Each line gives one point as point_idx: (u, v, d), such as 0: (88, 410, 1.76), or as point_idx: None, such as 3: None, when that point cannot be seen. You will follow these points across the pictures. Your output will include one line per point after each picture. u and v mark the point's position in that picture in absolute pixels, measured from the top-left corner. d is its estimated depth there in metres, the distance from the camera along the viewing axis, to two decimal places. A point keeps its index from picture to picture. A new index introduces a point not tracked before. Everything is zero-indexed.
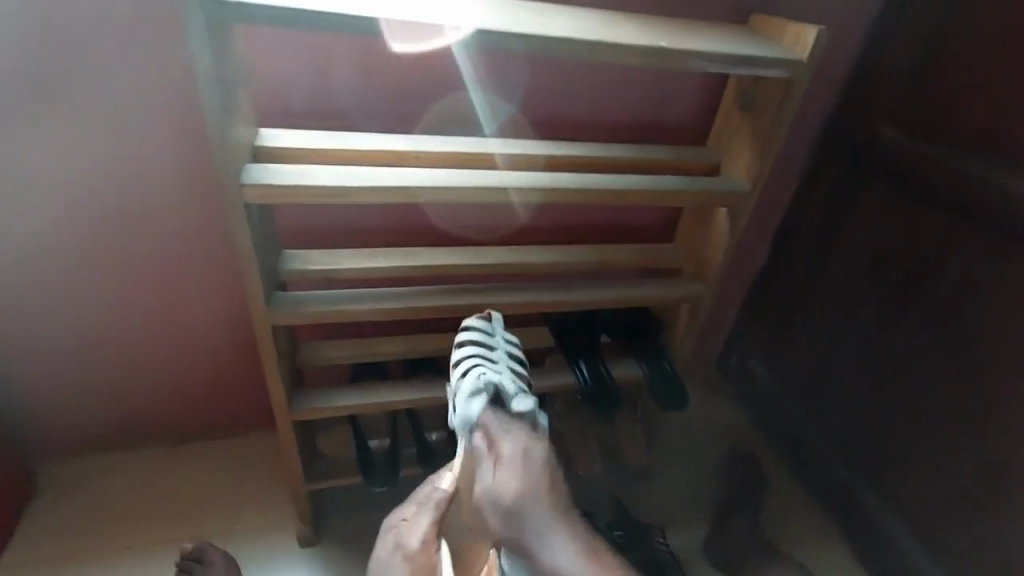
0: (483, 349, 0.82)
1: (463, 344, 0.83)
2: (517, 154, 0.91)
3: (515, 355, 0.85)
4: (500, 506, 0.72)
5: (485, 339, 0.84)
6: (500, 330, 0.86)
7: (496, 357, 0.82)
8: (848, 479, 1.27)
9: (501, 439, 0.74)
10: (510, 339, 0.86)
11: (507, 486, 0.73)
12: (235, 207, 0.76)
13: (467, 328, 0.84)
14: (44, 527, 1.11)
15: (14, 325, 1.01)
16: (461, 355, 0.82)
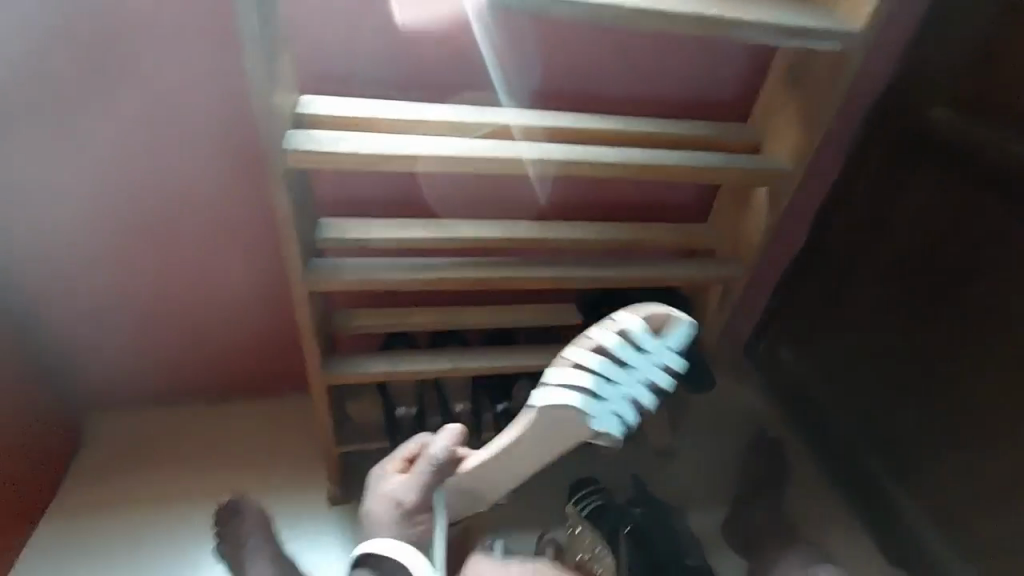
0: (613, 363, 0.77)
1: (620, 338, 0.77)
2: (553, 126, 0.91)
3: (641, 393, 0.79)
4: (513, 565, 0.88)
5: (627, 358, 0.77)
6: (655, 355, 0.78)
7: (619, 381, 0.78)
8: (876, 470, 1.25)
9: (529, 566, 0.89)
10: (665, 365, 0.80)
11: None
12: (276, 172, 0.78)
13: (624, 331, 0.77)
14: (94, 474, 1.19)
15: (66, 283, 1.06)
16: (586, 350, 0.78)
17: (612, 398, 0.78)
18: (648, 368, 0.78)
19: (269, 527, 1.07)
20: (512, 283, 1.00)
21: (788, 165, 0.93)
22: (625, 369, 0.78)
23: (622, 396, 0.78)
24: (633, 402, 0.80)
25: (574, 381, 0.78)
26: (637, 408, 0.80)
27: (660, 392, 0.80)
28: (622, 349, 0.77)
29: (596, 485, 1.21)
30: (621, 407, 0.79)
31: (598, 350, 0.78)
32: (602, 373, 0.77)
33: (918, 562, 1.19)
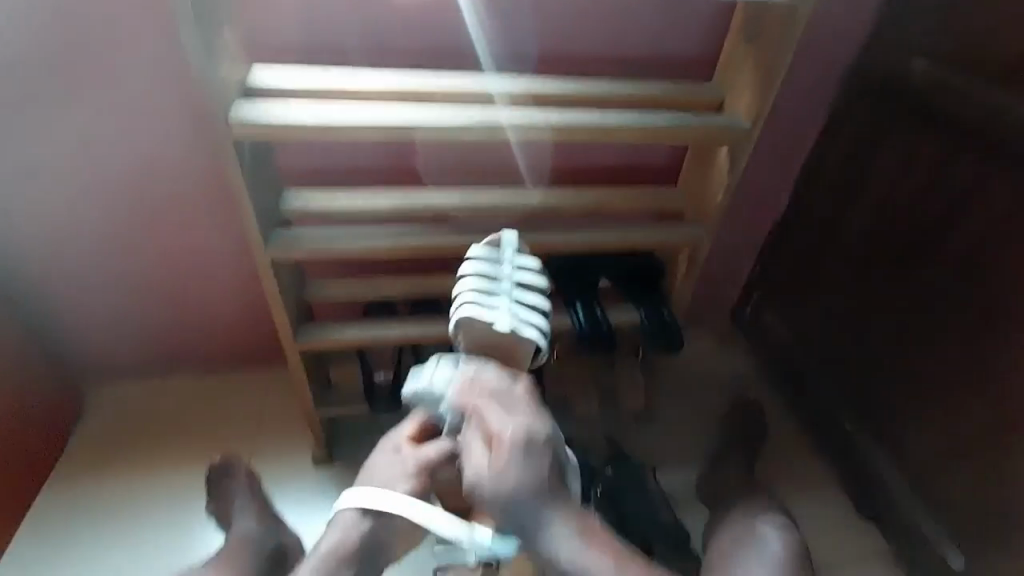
0: (482, 286, 0.73)
1: (468, 274, 0.74)
2: (506, 91, 0.90)
3: (523, 294, 0.75)
4: (499, 486, 0.67)
5: (491, 270, 0.75)
6: (509, 260, 0.76)
7: (496, 293, 0.74)
8: (850, 430, 1.27)
9: (501, 426, 0.68)
10: (523, 265, 0.77)
11: (502, 473, 0.67)
12: (226, 146, 0.80)
13: (472, 259, 0.75)
14: (94, 439, 1.26)
15: (50, 259, 1.10)
16: (459, 287, 0.75)
17: (502, 305, 0.73)
18: (510, 267, 0.76)
19: (254, 485, 1.12)
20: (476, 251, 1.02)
21: (744, 123, 0.92)
22: (498, 283, 0.75)
23: (509, 298, 0.74)
24: (527, 309, 0.75)
25: (462, 317, 0.72)
26: (529, 308, 0.75)
27: (538, 287, 0.77)
28: (482, 266, 0.75)
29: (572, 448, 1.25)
30: (519, 311, 0.74)
31: (467, 282, 0.74)
32: (479, 296, 0.73)
33: (887, 518, 1.21)
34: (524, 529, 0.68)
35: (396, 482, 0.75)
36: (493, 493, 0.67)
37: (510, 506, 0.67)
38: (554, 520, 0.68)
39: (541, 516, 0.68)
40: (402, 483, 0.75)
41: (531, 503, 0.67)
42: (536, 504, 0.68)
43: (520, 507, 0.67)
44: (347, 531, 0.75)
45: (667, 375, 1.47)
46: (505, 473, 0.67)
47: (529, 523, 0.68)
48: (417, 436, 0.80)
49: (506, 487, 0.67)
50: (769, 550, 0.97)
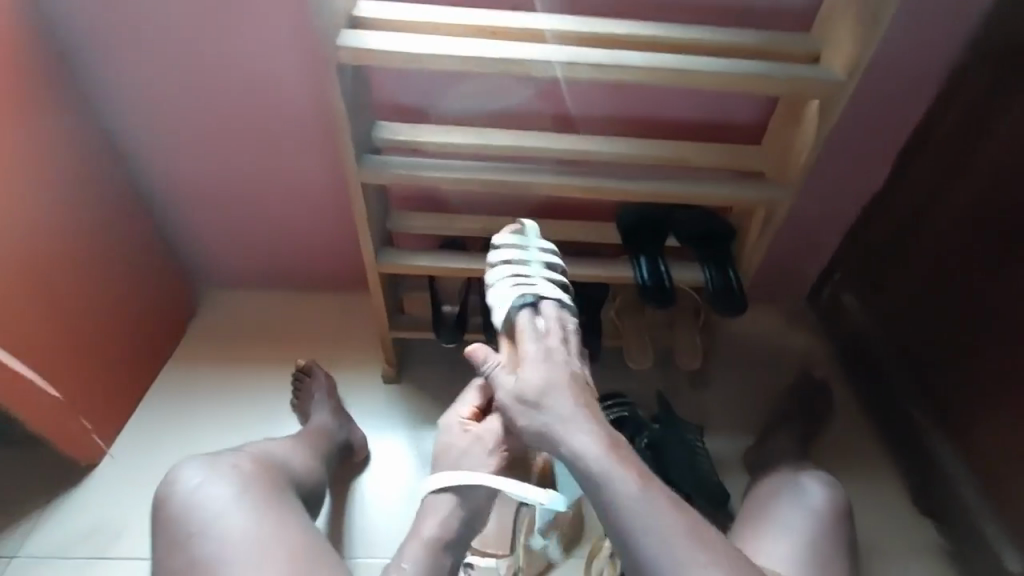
0: (517, 268, 0.93)
1: (502, 262, 0.94)
2: (593, 32, 0.91)
3: (548, 271, 0.95)
4: (523, 389, 0.80)
5: (520, 254, 0.95)
6: (533, 245, 0.97)
7: (531, 273, 0.93)
8: (918, 418, 1.22)
9: (527, 337, 0.85)
10: (544, 246, 0.97)
11: (527, 376, 0.81)
12: (331, 71, 0.89)
13: (502, 248, 0.96)
14: (204, 334, 1.45)
15: (179, 172, 1.27)
16: (499, 271, 0.94)
17: (537, 280, 0.92)
18: (537, 248, 0.96)
19: (332, 387, 1.27)
20: (549, 191, 1.05)
21: (838, 76, 0.87)
22: (528, 265, 0.95)
23: (541, 275, 0.93)
24: (556, 281, 0.94)
25: (506, 299, 0.90)
26: (554, 281, 0.94)
27: (559, 266, 0.97)
28: (514, 251, 0.95)
29: (621, 399, 1.30)
30: (549, 283, 0.93)
31: (502, 267, 0.94)
32: (518, 274, 0.92)
33: (948, 514, 1.17)
34: (541, 420, 0.78)
35: (473, 458, 0.84)
36: (521, 386, 0.81)
37: (532, 405, 0.79)
38: (575, 419, 0.77)
39: (554, 406, 0.78)
40: (484, 460, 0.84)
41: (543, 392, 0.79)
42: (548, 393, 0.79)
43: (535, 398, 0.79)
44: (446, 510, 0.81)
45: (729, 345, 1.45)
46: (527, 371, 0.81)
47: (541, 406, 0.79)
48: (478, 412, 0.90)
49: (528, 388, 0.80)
50: (808, 501, 0.96)
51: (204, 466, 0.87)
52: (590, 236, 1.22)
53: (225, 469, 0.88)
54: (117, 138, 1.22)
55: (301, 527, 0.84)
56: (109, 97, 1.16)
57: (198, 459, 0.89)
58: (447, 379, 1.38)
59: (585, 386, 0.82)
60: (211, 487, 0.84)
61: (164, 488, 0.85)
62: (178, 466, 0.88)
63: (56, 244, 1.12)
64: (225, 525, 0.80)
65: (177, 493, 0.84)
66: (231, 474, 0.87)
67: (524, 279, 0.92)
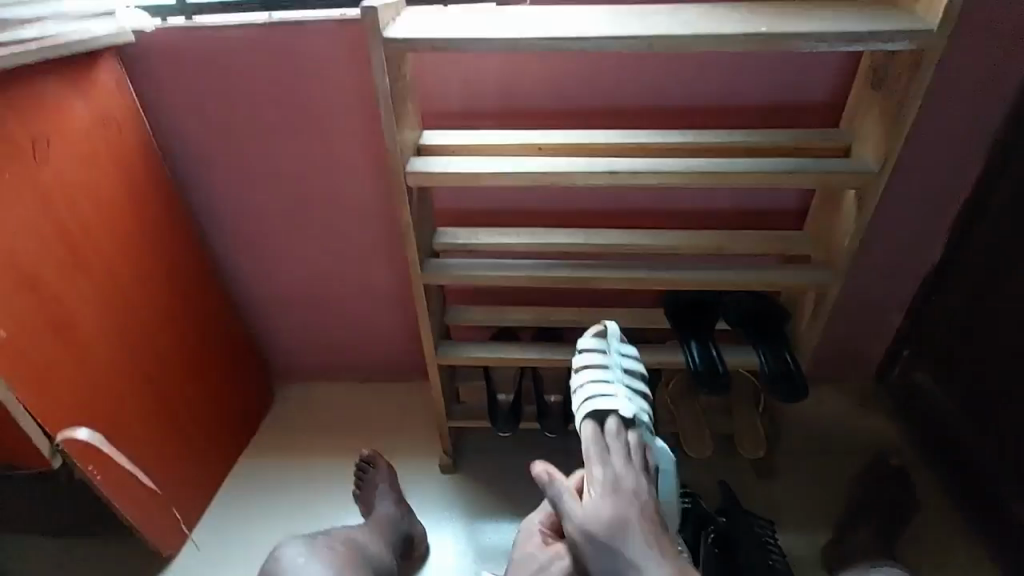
0: (598, 376, 0.94)
1: (583, 368, 0.96)
2: (630, 143, 1.00)
3: (630, 378, 0.96)
4: (592, 528, 0.80)
5: (602, 359, 0.96)
6: (615, 350, 0.98)
7: (612, 380, 0.94)
8: (1021, 513, 1.10)
9: (597, 474, 0.84)
10: (626, 354, 0.98)
11: (598, 513, 0.81)
12: (401, 191, 1.01)
13: (585, 352, 0.98)
14: (277, 426, 1.54)
15: (263, 279, 1.43)
16: (581, 378, 0.95)
17: (619, 388, 0.93)
18: (617, 354, 0.97)
19: (394, 479, 1.29)
20: (597, 284, 1.11)
21: (871, 167, 0.92)
22: (610, 369, 0.96)
23: (621, 382, 0.95)
24: (636, 391, 0.95)
25: (590, 409, 0.91)
26: (635, 388, 0.95)
27: (640, 373, 0.98)
28: (596, 357, 0.96)
29: (684, 489, 1.25)
30: (631, 392, 0.93)
31: (585, 371, 0.95)
32: (600, 380, 0.94)
33: None
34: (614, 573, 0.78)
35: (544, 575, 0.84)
36: (594, 522, 0.80)
37: (601, 545, 0.79)
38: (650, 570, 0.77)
39: (629, 551, 0.79)
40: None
41: (617, 531, 0.80)
42: (622, 534, 0.80)
43: (608, 537, 0.80)
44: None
45: (793, 429, 1.40)
46: (597, 512, 0.81)
47: (613, 545, 0.79)
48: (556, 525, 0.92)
49: (595, 525, 0.80)
50: None
51: (306, 545, 1.03)
52: (639, 323, 1.25)
53: (322, 550, 1.04)
54: (215, 253, 1.40)
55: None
56: (211, 219, 1.34)
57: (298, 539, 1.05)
58: (503, 467, 1.39)
59: (657, 524, 0.82)
60: (312, 565, 1.00)
61: (272, 563, 1.01)
62: (283, 544, 1.05)
63: (162, 354, 1.25)
64: None
65: (284, 567, 1.00)
66: (327, 554, 1.03)
67: (607, 387, 0.93)
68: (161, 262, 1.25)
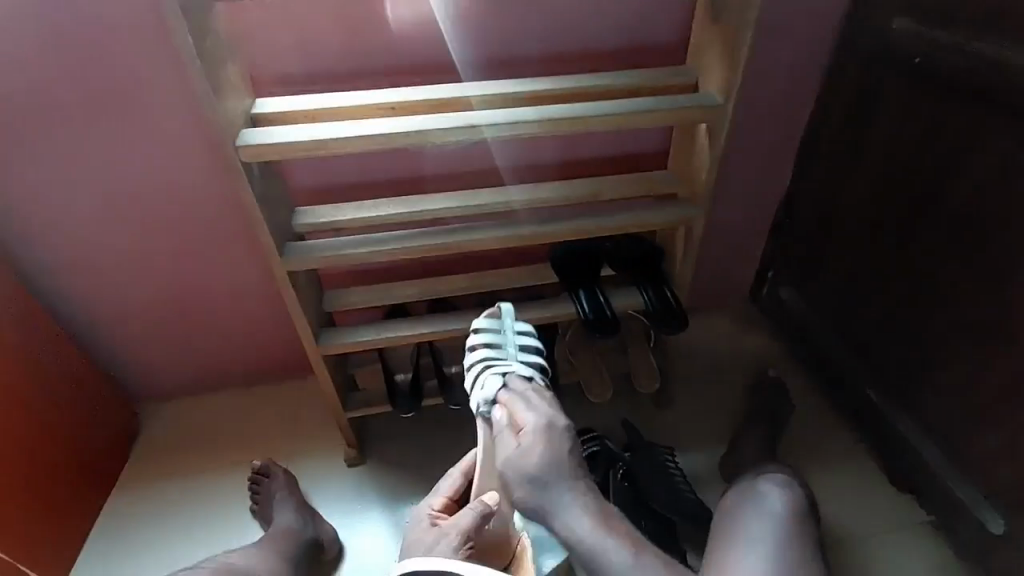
0: (493, 355, 0.94)
1: (476, 346, 0.95)
2: (486, 94, 0.95)
3: (524, 352, 0.96)
4: (531, 468, 0.84)
5: (495, 339, 0.95)
6: (507, 328, 0.97)
7: (506, 356, 0.94)
8: (874, 395, 1.26)
9: (524, 418, 0.87)
10: (520, 330, 0.97)
11: (534, 451, 0.85)
12: (237, 168, 0.89)
13: (476, 332, 0.96)
14: (151, 452, 1.37)
15: (98, 289, 1.23)
16: (473, 359, 0.94)
17: (514, 364, 0.93)
18: (510, 332, 0.96)
19: (292, 483, 1.21)
20: (476, 246, 1.07)
21: (717, 99, 0.94)
22: (504, 348, 0.95)
23: (516, 356, 0.95)
24: (532, 363, 0.95)
25: (481, 387, 0.91)
26: (530, 362, 0.95)
27: (534, 346, 0.98)
28: (489, 336, 0.95)
29: (592, 433, 1.29)
30: (527, 364, 0.94)
31: (481, 353, 0.94)
32: (495, 360, 0.93)
33: (918, 484, 1.20)
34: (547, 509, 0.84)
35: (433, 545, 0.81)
36: (531, 462, 0.84)
37: (539, 480, 0.84)
38: (578, 508, 0.84)
39: (561, 486, 0.85)
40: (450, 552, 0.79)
41: (557, 474, 0.85)
42: (562, 476, 0.85)
43: (547, 478, 0.85)
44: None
45: (684, 359, 1.49)
46: (532, 451, 0.85)
47: (552, 489, 0.85)
48: (450, 504, 0.92)
49: (533, 464, 0.84)
50: (768, 508, 0.97)
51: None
52: (527, 281, 1.24)
53: None
54: (30, 267, 1.17)
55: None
56: (17, 226, 1.12)
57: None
58: (413, 448, 1.34)
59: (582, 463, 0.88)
60: None
61: None
62: None
63: None
64: None
65: None
66: None
67: (500, 364, 0.92)
68: None
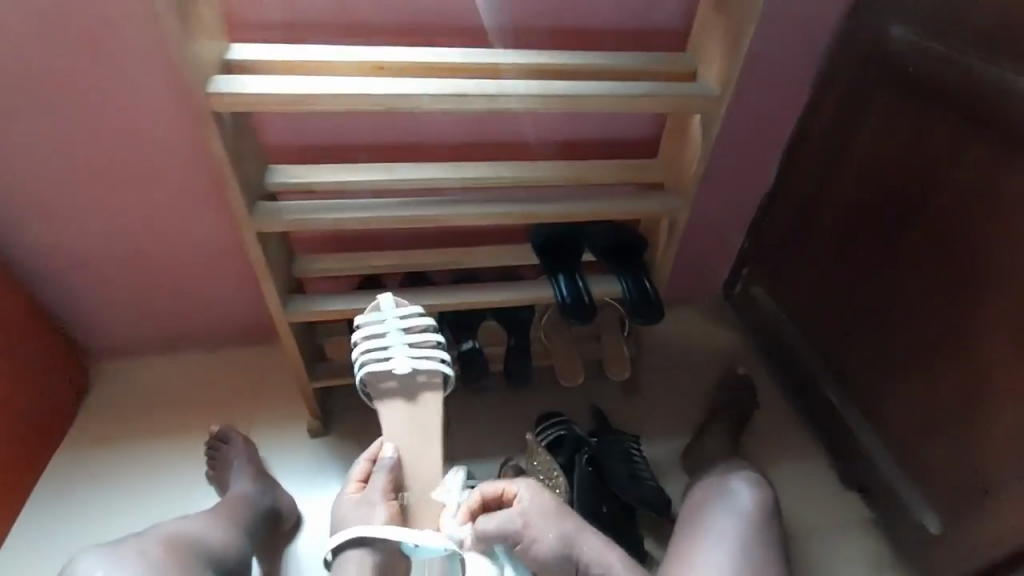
0: (371, 344, 0.94)
1: (360, 338, 0.96)
2: (480, 62, 0.90)
3: (410, 335, 0.95)
4: (543, 509, 0.88)
5: (376, 328, 0.95)
6: (390, 314, 0.96)
7: (388, 343, 0.95)
8: (833, 397, 1.30)
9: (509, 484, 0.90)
10: (401, 308, 0.97)
11: (543, 500, 0.89)
12: (205, 117, 0.83)
13: (359, 325, 0.96)
14: (101, 410, 1.31)
15: (47, 236, 1.14)
16: (356, 350, 0.95)
17: (395, 352, 0.94)
18: (389, 317, 0.96)
19: (251, 450, 1.18)
20: (458, 221, 1.04)
21: (713, 89, 0.92)
22: (386, 335, 0.95)
23: (399, 342, 0.95)
24: (415, 346, 0.95)
25: (366, 376, 0.94)
26: (418, 345, 0.95)
27: (419, 324, 0.97)
28: (371, 326, 0.95)
29: (559, 417, 1.31)
30: (410, 350, 0.94)
31: (363, 344, 0.95)
32: (377, 351, 0.94)
33: (869, 484, 1.25)
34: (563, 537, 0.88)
35: (369, 514, 0.84)
36: (542, 507, 0.88)
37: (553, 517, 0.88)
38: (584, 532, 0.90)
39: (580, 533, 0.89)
40: (376, 512, 0.83)
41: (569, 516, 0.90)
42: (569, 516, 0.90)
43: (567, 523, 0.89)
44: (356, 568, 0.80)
45: (656, 348, 1.50)
46: (537, 499, 0.88)
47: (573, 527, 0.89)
48: (364, 481, 0.89)
49: (543, 507, 0.88)
50: (737, 503, 1.00)
51: (105, 558, 0.84)
52: (507, 261, 1.22)
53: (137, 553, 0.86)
54: None
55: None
56: None
57: (103, 549, 0.86)
58: (379, 422, 1.32)
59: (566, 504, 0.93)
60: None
61: None
62: (79, 557, 0.85)
63: None
64: None
65: None
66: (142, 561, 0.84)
67: (381, 353, 0.94)
68: None
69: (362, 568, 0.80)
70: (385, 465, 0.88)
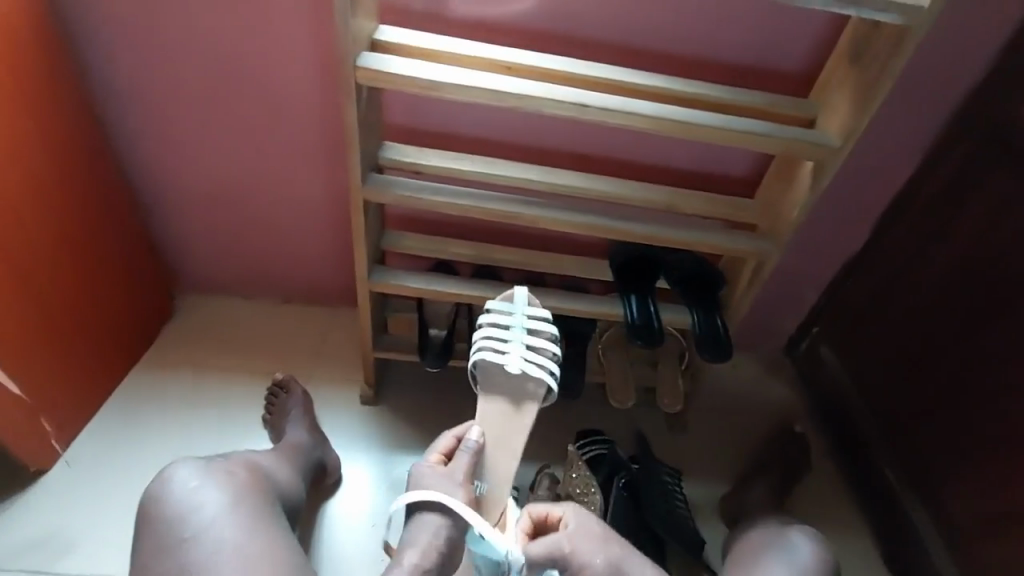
0: (495, 333, 0.96)
1: (484, 322, 0.98)
2: (604, 77, 0.93)
3: (532, 338, 0.96)
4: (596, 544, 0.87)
5: (503, 320, 0.97)
6: (520, 310, 0.98)
7: (508, 337, 0.96)
8: (891, 476, 1.25)
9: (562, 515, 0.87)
10: (533, 311, 0.98)
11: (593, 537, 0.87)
12: (346, 87, 0.89)
13: (488, 311, 0.99)
14: (179, 338, 1.41)
15: (170, 171, 1.25)
16: (480, 332, 0.97)
17: (514, 349, 0.95)
18: (520, 315, 0.97)
19: (308, 403, 1.23)
20: (548, 225, 1.07)
21: (833, 141, 0.92)
22: (510, 329, 0.97)
23: (520, 340, 0.96)
24: (530, 348, 0.96)
25: (477, 359, 0.96)
26: (536, 349, 0.96)
27: (546, 332, 0.97)
28: (498, 317, 0.97)
29: (602, 436, 1.30)
30: (527, 351, 0.95)
31: (484, 330, 0.97)
32: (495, 339, 0.96)
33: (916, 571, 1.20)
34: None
35: (451, 487, 0.86)
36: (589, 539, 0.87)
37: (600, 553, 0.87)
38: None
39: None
40: (458, 489, 0.86)
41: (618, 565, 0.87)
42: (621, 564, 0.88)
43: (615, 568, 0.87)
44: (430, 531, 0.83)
45: (708, 388, 1.48)
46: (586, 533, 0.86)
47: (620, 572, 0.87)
48: (446, 455, 0.91)
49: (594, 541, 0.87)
50: (793, 558, 0.98)
51: (198, 470, 0.90)
52: (583, 272, 1.23)
53: (220, 473, 0.91)
54: (112, 133, 1.20)
55: (288, 542, 0.88)
56: (113, 91, 1.14)
57: (195, 461, 0.91)
58: (427, 402, 1.36)
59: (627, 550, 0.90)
60: (206, 492, 0.87)
61: (156, 488, 0.87)
62: (177, 462, 0.91)
63: (32, 241, 1.07)
64: (221, 531, 0.83)
65: (173, 493, 0.86)
66: (227, 481, 0.90)
67: (500, 346, 0.95)
68: (38, 131, 1.05)
69: (434, 533, 0.83)
70: (472, 448, 0.90)
